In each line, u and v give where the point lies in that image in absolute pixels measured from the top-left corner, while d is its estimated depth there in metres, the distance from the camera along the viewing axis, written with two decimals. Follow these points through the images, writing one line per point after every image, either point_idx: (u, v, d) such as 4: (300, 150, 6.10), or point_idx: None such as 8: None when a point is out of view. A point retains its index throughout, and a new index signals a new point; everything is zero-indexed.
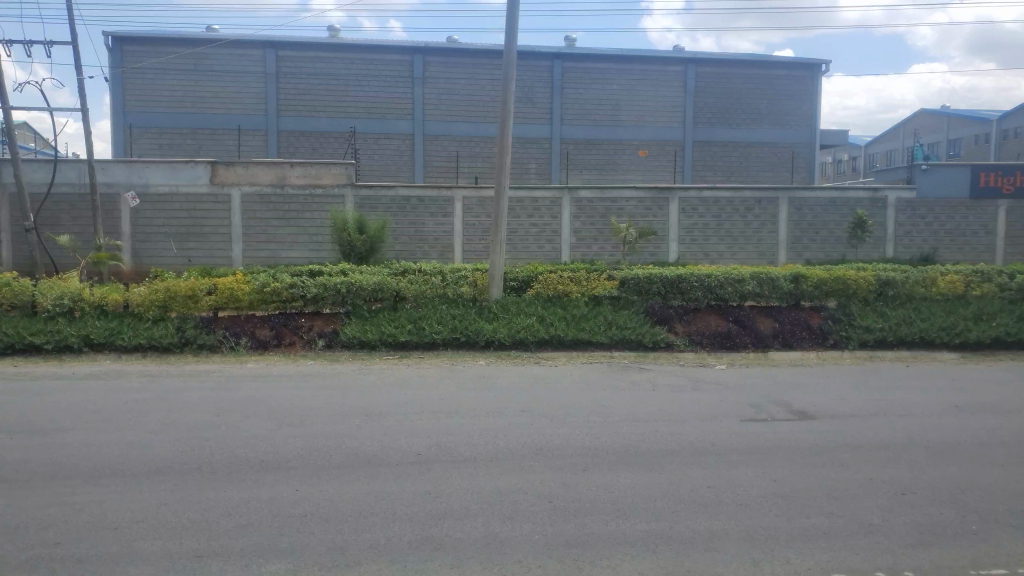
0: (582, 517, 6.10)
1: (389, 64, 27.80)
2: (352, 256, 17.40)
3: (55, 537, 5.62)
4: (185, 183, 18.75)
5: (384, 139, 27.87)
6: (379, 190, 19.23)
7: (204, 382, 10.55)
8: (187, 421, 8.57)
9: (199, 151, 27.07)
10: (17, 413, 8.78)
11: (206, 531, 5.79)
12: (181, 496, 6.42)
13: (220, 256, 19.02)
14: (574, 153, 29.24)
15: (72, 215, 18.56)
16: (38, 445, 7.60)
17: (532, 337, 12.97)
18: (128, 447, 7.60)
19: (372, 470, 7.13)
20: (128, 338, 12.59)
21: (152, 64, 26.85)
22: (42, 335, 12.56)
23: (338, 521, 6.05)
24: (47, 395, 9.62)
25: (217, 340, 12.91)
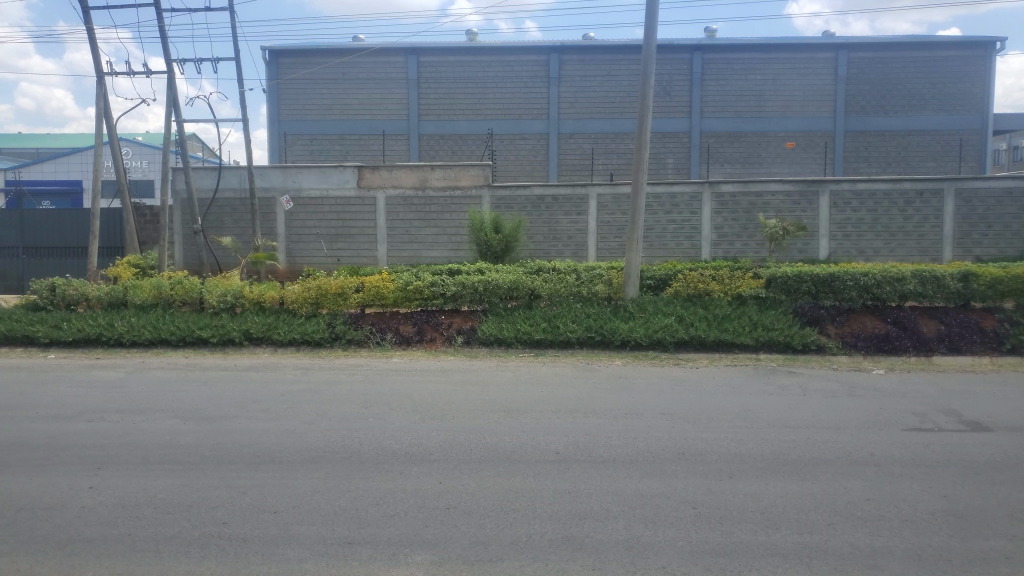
0: (729, 525, 5.85)
1: (526, 65, 28.06)
2: (488, 255, 17.70)
3: (223, 516, 6.03)
4: (335, 187, 19.72)
5: (520, 139, 28.20)
6: (515, 190, 19.43)
7: (353, 375, 11.03)
8: (337, 413, 8.99)
9: (346, 156, 28.45)
10: (189, 400, 9.52)
11: (356, 519, 6.02)
12: (333, 484, 6.73)
13: (365, 256, 19.86)
14: (714, 146, 28.37)
15: (234, 218, 19.98)
16: (206, 430, 8.20)
17: (672, 338, 12.64)
18: (284, 436, 8.05)
19: (512, 467, 7.19)
20: (283, 333, 13.36)
21: (304, 74, 28.48)
22: (209, 330, 13.53)
23: (480, 516, 6.13)
24: (213, 385, 10.38)
25: (364, 336, 13.50)
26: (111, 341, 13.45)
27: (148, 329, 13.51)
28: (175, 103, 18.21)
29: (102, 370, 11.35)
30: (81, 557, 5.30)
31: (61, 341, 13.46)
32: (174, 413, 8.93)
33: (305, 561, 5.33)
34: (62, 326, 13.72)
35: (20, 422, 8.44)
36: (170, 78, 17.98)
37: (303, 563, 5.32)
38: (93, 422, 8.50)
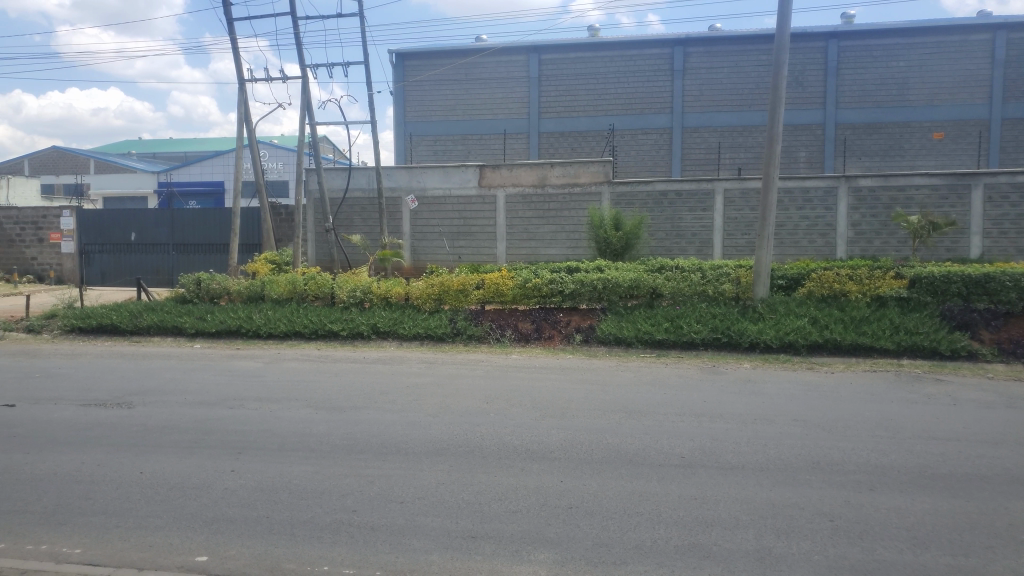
0: (871, 541, 5.48)
1: (649, 59, 27.56)
2: (608, 252, 17.50)
3: (353, 504, 6.23)
4: (457, 186, 20.07)
5: (642, 134, 27.78)
6: (637, 186, 19.11)
7: (475, 370, 11.19)
8: (460, 407, 9.12)
9: (468, 155, 28.96)
10: (320, 391, 9.94)
11: (479, 513, 6.07)
12: (456, 477, 6.81)
13: (486, 254, 20.12)
14: (851, 139, 26.89)
15: (362, 216, 20.75)
16: (337, 420, 8.52)
17: (803, 341, 12.03)
18: (410, 428, 8.24)
19: (635, 469, 7.03)
20: (407, 328, 13.72)
21: (429, 76, 29.20)
22: (339, 324, 14.08)
23: (603, 517, 6.02)
24: (343, 376, 10.78)
25: (484, 332, 13.63)
26: (250, 333, 14.24)
27: (283, 322, 14.20)
28: (309, 107, 19.07)
29: (243, 360, 12.04)
30: (225, 536, 5.59)
31: (205, 331, 14.36)
32: (307, 402, 9.33)
33: (431, 553, 5.41)
34: (207, 318, 14.66)
35: (171, 406, 9.07)
36: (305, 82, 18.85)
37: (428, 554, 5.40)
38: (235, 408, 9.01)
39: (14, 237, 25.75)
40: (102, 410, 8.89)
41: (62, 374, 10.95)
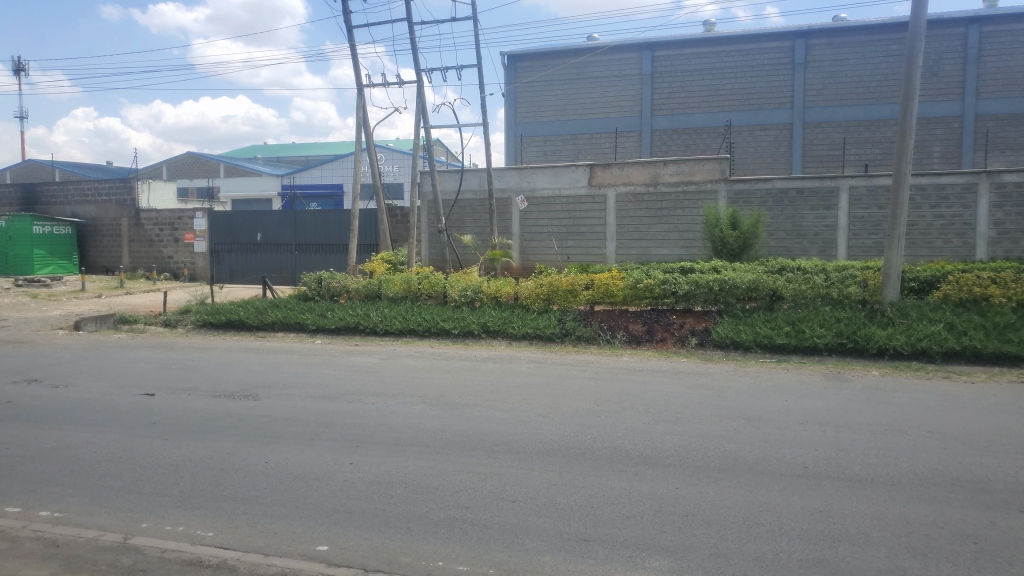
0: (1021, 568, 5.02)
1: (768, 52, 26.58)
2: (724, 253, 17.00)
3: (465, 501, 6.28)
4: (567, 186, 20.02)
5: (760, 130, 26.87)
6: (754, 184, 18.45)
7: (585, 371, 11.11)
8: (572, 408, 9.06)
9: (579, 155, 28.87)
10: (434, 387, 10.12)
11: (592, 516, 5.98)
12: (568, 479, 6.75)
13: (596, 254, 19.96)
14: (993, 131, 25.03)
15: (474, 217, 21.05)
16: (450, 417, 8.64)
17: (938, 348, 11.24)
18: (522, 427, 8.25)
19: (754, 478, 6.75)
20: (517, 327, 13.76)
21: (541, 77, 29.32)
22: (450, 322, 14.30)
23: (721, 527, 5.80)
24: (456, 374, 10.95)
25: (594, 333, 13.51)
26: (366, 330, 14.69)
27: (398, 320, 14.58)
28: (423, 110, 19.52)
29: (361, 356, 12.43)
30: (343, 528, 5.75)
31: (325, 328, 14.94)
32: (421, 398, 9.52)
33: (543, 554, 5.37)
34: (327, 315, 15.26)
35: (294, 399, 9.46)
36: (420, 86, 19.29)
37: (541, 555, 5.36)
38: (353, 402, 9.31)
39: (154, 237, 27.74)
40: (231, 401, 9.39)
41: (197, 366, 11.65)
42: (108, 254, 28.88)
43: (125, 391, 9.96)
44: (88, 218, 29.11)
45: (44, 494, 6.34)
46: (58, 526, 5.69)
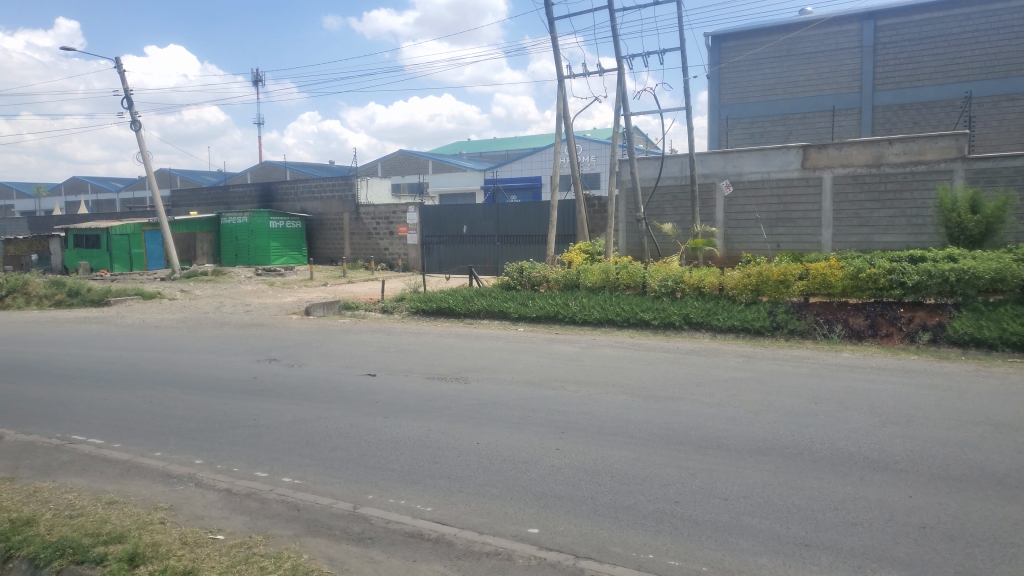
0: None
1: (1018, 12, 23.47)
2: (961, 239, 15.27)
3: (675, 495, 6.11)
4: (776, 169, 18.96)
5: (1005, 101, 23.90)
6: (1000, 161, 16.41)
7: (801, 367, 10.45)
8: (788, 405, 8.53)
9: (789, 137, 27.26)
10: (637, 378, 9.99)
11: (813, 521, 5.58)
12: (784, 480, 6.35)
13: (808, 242, 18.76)
14: None
15: (674, 205, 20.56)
16: (656, 408, 8.48)
17: None
18: (731, 423, 7.90)
19: (1007, 492, 5.97)
20: (722, 319, 13.23)
21: (747, 56, 28.00)
22: (651, 313, 14.06)
23: (968, 544, 5.17)
24: (661, 365, 10.73)
25: (808, 327, 12.70)
26: (566, 319, 14.81)
27: (598, 310, 14.55)
28: (624, 98, 19.33)
29: (562, 344, 12.55)
30: (552, 513, 5.80)
31: (527, 316, 15.27)
32: (624, 389, 9.43)
33: (761, 556, 5.08)
34: (528, 304, 15.60)
35: (502, 384, 9.75)
36: (621, 73, 19.10)
37: (758, 557, 5.08)
38: (556, 390, 9.41)
39: (372, 230, 29.94)
40: (443, 383, 9.86)
41: (412, 350, 12.38)
42: (332, 246, 31.57)
43: (350, 371, 10.81)
44: (315, 214, 31.97)
45: (286, 462, 7.02)
46: (298, 492, 6.26)
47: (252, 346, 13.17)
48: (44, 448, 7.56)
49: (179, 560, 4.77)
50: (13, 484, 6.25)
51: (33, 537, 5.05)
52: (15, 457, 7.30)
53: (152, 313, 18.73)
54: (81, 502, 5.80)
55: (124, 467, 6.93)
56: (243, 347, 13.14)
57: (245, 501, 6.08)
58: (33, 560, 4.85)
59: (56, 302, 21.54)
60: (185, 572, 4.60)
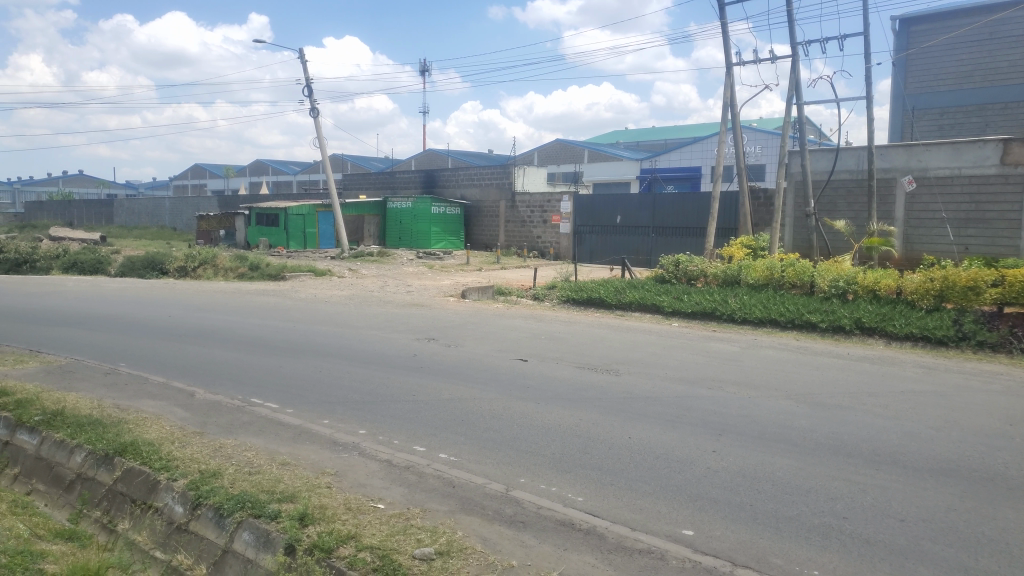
0: None
1: None
2: None
3: (843, 510, 5.70)
4: (970, 165, 17.28)
5: None
6: None
7: (991, 383, 9.47)
8: (976, 425, 7.73)
9: (985, 129, 24.90)
10: (800, 382, 9.46)
11: (1006, 555, 5.02)
12: (972, 507, 5.76)
13: (1004, 246, 16.98)
14: None
15: (848, 200, 19.29)
16: (822, 417, 7.97)
17: None
18: (908, 438, 7.28)
19: None
20: (899, 326, 12.25)
21: (941, 41, 25.76)
22: (818, 315, 13.25)
23: None
24: (827, 371, 10.10)
25: (1002, 340, 11.50)
26: (724, 316, 14.27)
27: (759, 309, 13.91)
28: (797, 86, 18.30)
29: (720, 342, 12.10)
30: (707, 515, 5.59)
31: (682, 311, 14.87)
32: (786, 393, 8.94)
33: None
34: (683, 299, 15.17)
35: (655, 379, 9.54)
36: (795, 61, 18.10)
37: None
38: (713, 390, 9.08)
39: (527, 219, 30.28)
40: (595, 374, 9.79)
41: (564, 338, 12.40)
42: (488, 233, 32.28)
43: (504, 355, 10.98)
44: (474, 200, 32.78)
45: (443, 439, 7.22)
46: (454, 469, 6.42)
47: (412, 325, 13.71)
48: (229, 408, 8.23)
49: (343, 524, 5.01)
50: (203, 438, 6.84)
51: (219, 488, 5.50)
52: (204, 413, 8.00)
53: (322, 289, 19.92)
54: (259, 461, 6.24)
55: (297, 432, 7.40)
56: (403, 326, 13.68)
57: (404, 473, 6.31)
58: (218, 510, 5.27)
59: (239, 274, 23.39)
60: (349, 536, 4.83)
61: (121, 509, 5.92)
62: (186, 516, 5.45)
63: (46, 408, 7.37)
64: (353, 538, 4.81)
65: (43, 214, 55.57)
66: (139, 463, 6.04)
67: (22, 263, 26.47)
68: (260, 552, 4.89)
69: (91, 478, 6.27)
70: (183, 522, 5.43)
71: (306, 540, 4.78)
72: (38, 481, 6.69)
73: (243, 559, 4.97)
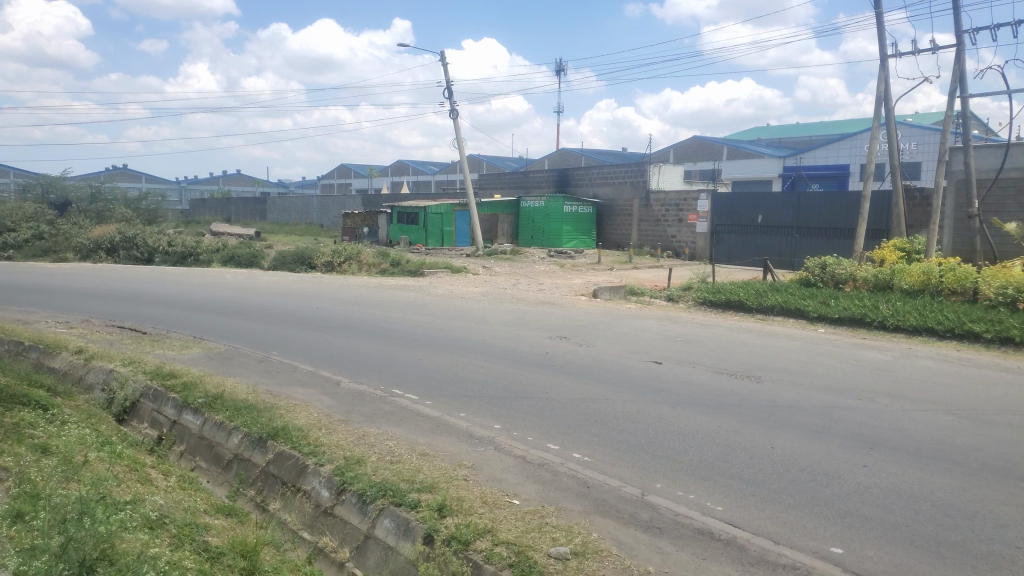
0: None
1: None
2: None
3: (1015, 540, 5.19)
4: None
5: None
6: None
7: None
8: None
9: None
10: (964, 397, 8.71)
11: None
12: None
13: None
14: None
15: (1018, 200, 17.67)
16: (987, 435, 7.32)
17: None
18: None
19: None
20: None
21: None
22: (982, 324, 12.19)
23: None
24: (994, 386, 9.25)
25: None
26: (875, 323, 13.41)
27: (914, 316, 12.98)
28: (962, 77, 16.91)
29: (870, 351, 11.38)
30: (858, 533, 5.26)
31: (827, 317, 14.09)
32: (946, 408, 8.28)
33: None
34: (830, 304, 14.39)
35: (797, 387, 9.09)
36: (961, 50, 16.75)
37: None
38: (863, 401, 8.54)
39: (661, 218, 29.75)
40: (733, 379, 9.46)
41: (700, 341, 12.05)
42: (620, 232, 31.96)
43: (637, 357, 10.82)
44: (607, 199, 32.55)
45: (576, 439, 7.19)
46: (588, 469, 6.39)
47: (545, 323, 13.78)
48: (371, 397, 8.59)
49: (480, 517, 5.09)
50: (347, 426, 7.17)
51: (362, 476, 5.75)
52: (348, 402, 8.39)
53: (458, 285, 20.43)
54: (399, 450, 6.46)
55: (435, 423, 7.62)
56: (536, 323, 13.77)
57: (538, 470, 6.34)
58: (361, 496, 5.50)
59: (380, 270, 24.38)
60: (485, 530, 4.91)
61: (273, 490, 6.29)
62: (331, 500, 5.72)
63: (208, 391, 7.97)
64: (489, 533, 4.88)
65: (206, 211, 60.23)
66: (290, 448, 6.42)
67: (188, 255, 28.81)
68: (401, 540, 5.05)
69: (247, 459, 6.71)
70: (329, 506, 5.69)
71: (444, 532, 4.88)
72: (200, 459, 7.23)
73: (384, 545, 5.14)
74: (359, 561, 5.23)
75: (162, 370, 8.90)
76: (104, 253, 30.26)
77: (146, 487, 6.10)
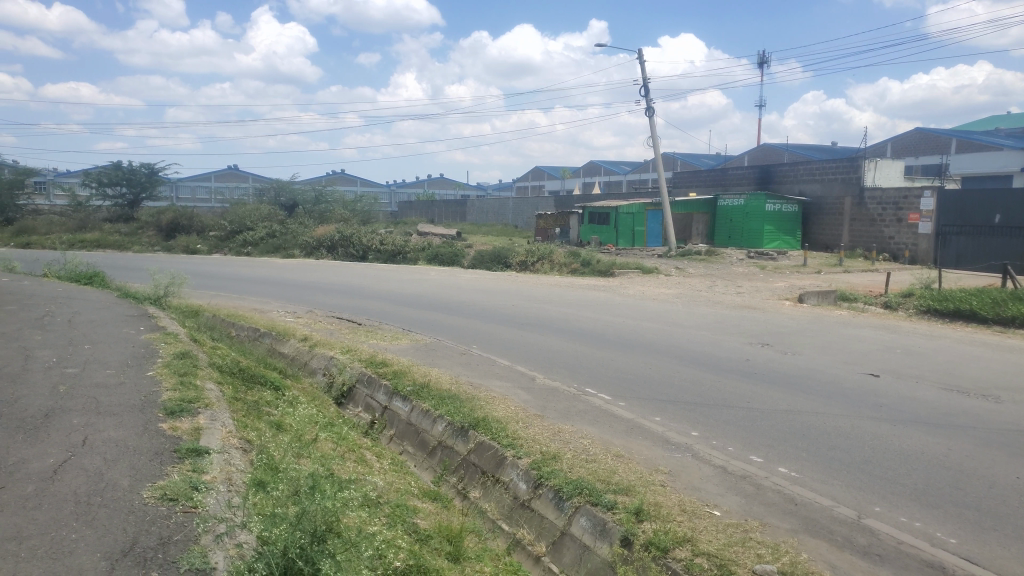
0: None
1: None
2: None
3: None
4: None
5: None
6: None
7: None
8: None
9: None
10: None
11: None
12: None
13: None
14: None
15: None
16: None
17: None
18: None
19: None
20: None
21: None
22: None
23: None
24: None
25: None
26: None
27: None
28: None
29: None
30: None
31: None
32: None
33: None
34: None
35: None
36: None
37: None
38: None
39: (877, 217, 27.50)
40: (965, 398, 8.49)
41: (924, 353, 10.96)
42: (830, 232, 29.91)
43: (849, 368, 10.04)
44: (814, 197, 30.61)
45: (783, 452, 6.80)
46: (796, 485, 6.01)
47: (745, 328, 13.18)
48: (567, 395, 8.68)
49: (679, 525, 4.95)
50: (543, 421, 7.28)
51: (559, 472, 5.82)
52: (545, 398, 8.53)
53: (652, 286, 20.12)
54: (595, 449, 6.47)
55: (630, 426, 7.54)
56: (735, 328, 13.23)
57: (740, 482, 6.06)
58: (558, 492, 5.56)
59: (572, 269, 24.61)
60: (685, 539, 4.76)
61: (473, 478, 6.53)
62: (529, 493, 5.84)
63: (416, 380, 8.47)
64: (689, 542, 4.72)
65: (413, 212, 64.14)
66: (490, 438, 6.64)
67: (396, 253, 30.82)
68: (598, 540, 5.02)
69: (451, 447, 7.03)
70: (527, 499, 5.82)
71: (642, 536, 4.80)
72: (407, 443, 7.67)
73: (581, 543, 5.14)
74: (556, 557, 5.27)
75: (375, 359, 9.56)
76: (324, 250, 33.15)
77: (363, 467, 6.59)
